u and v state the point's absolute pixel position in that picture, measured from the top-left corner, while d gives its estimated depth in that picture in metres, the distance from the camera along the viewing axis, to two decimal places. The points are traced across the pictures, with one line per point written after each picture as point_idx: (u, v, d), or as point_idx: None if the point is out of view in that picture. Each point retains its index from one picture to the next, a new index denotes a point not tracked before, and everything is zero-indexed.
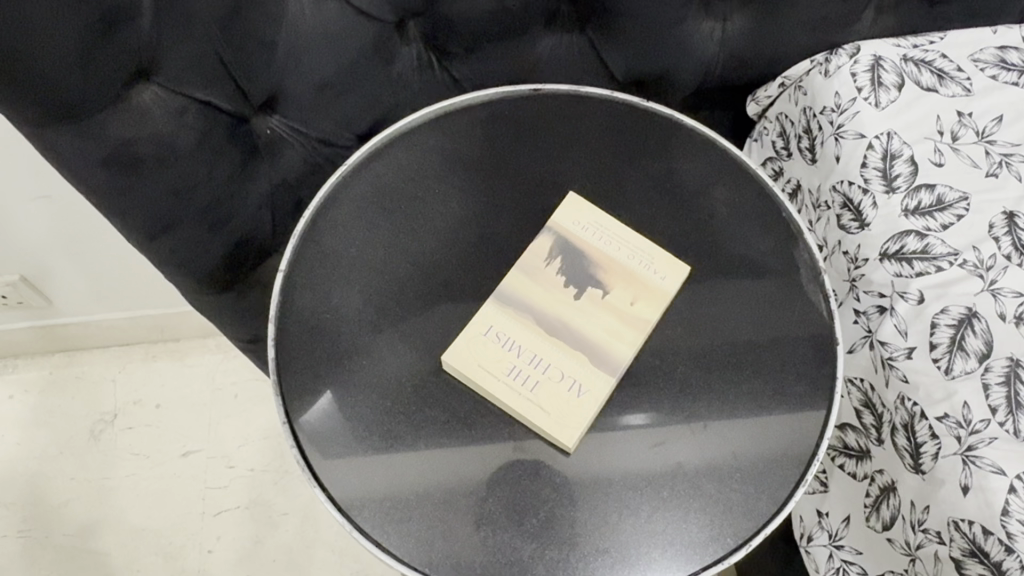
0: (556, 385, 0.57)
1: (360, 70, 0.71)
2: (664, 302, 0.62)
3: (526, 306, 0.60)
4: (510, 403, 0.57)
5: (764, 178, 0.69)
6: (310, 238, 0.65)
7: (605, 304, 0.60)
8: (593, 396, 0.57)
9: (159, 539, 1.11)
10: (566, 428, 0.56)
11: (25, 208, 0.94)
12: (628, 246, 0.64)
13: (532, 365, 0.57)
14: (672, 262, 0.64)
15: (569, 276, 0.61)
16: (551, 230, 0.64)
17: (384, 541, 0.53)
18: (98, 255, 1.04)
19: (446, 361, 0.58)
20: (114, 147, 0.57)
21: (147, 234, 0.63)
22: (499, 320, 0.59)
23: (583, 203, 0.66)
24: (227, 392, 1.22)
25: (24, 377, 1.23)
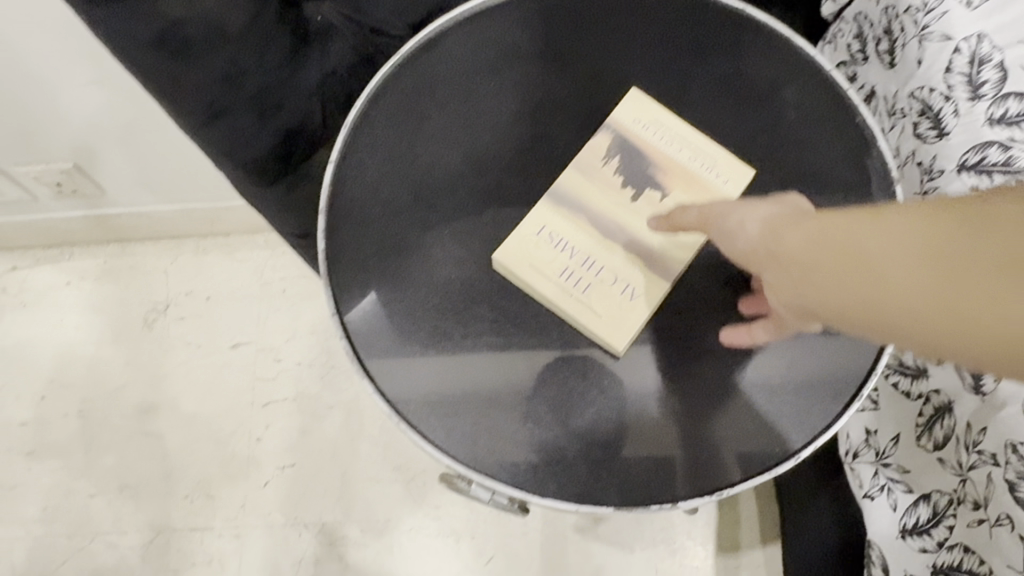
0: (608, 288, 0.56)
1: None
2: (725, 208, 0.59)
3: (581, 206, 0.59)
4: (561, 304, 0.56)
5: (840, 81, 0.65)
6: (362, 129, 0.63)
7: (662, 207, 0.59)
8: (647, 300, 0.56)
9: (210, 426, 1.15)
10: (617, 332, 0.55)
11: (76, 95, 0.93)
12: (692, 148, 0.61)
13: (585, 267, 0.56)
14: (737, 166, 0.61)
15: (627, 176, 0.60)
16: (609, 128, 0.62)
17: (431, 433, 0.54)
18: (150, 145, 1.04)
19: (496, 258, 0.57)
20: (163, 27, 0.54)
21: (196, 120, 0.61)
22: (552, 219, 0.58)
23: (645, 101, 0.63)
24: (275, 288, 1.23)
25: (81, 264, 1.26)
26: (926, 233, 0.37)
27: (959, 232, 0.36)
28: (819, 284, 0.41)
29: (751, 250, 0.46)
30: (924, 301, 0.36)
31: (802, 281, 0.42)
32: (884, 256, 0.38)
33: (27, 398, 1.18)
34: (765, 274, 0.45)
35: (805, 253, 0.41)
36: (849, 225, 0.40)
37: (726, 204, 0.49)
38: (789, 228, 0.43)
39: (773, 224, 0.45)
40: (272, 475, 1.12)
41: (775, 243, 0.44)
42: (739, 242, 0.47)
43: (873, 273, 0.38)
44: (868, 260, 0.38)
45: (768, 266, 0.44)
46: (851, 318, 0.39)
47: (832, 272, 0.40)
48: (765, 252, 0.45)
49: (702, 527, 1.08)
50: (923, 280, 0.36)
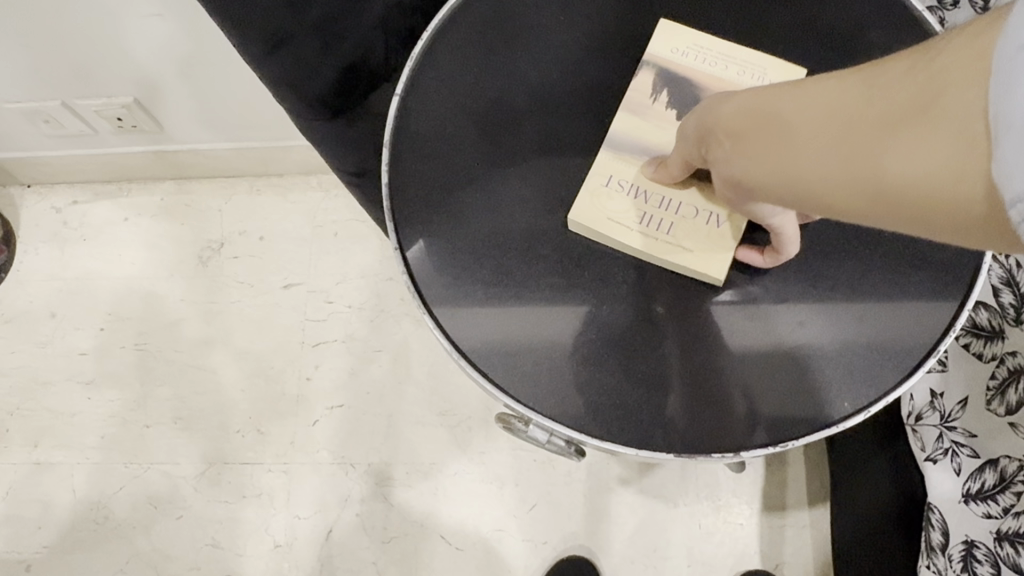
0: (692, 222, 0.54)
1: None
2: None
3: (643, 146, 0.56)
4: (646, 247, 0.55)
5: (931, 24, 0.61)
6: (428, 62, 0.62)
7: None
8: (733, 223, 0.54)
9: (261, 364, 1.17)
10: (714, 262, 0.54)
11: (139, 25, 0.93)
12: (737, 62, 0.58)
13: (662, 207, 0.55)
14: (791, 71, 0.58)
15: (681, 108, 0.57)
16: (650, 64, 0.59)
17: (491, 372, 0.53)
18: (210, 79, 1.04)
19: (572, 220, 0.56)
20: None
21: (260, 49, 0.59)
22: (616, 166, 0.56)
23: (678, 29, 0.60)
24: (327, 230, 1.23)
25: (139, 201, 1.27)
26: (818, 96, 0.35)
27: (852, 90, 0.33)
28: (739, 158, 0.39)
29: (697, 140, 0.45)
30: (817, 165, 0.34)
31: (729, 158, 0.41)
32: (784, 122, 0.36)
33: (86, 329, 1.21)
34: (709, 159, 0.44)
35: (730, 129, 0.40)
36: (764, 96, 0.38)
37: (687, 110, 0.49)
38: (721, 105, 0.42)
39: (711, 106, 0.43)
40: (321, 414, 1.14)
41: (709, 126, 0.43)
42: (688, 139, 0.47)
43: (775, 142, 0.36)
44: (770, 128, 0.37)
45: (708, 149, 0.43)
46: (767, 191, 0.38)
47: (747, 146, 0.38)
48: (703, 135, 0.44)
49: (748, 487, 1.07)
50: (812, 143, 0.34)
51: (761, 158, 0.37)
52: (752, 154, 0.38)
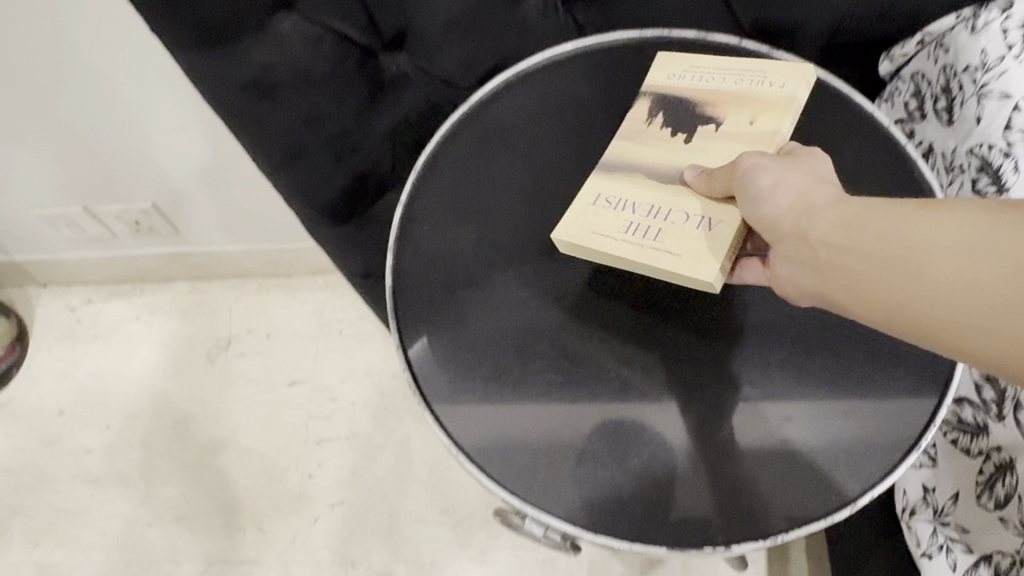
0: (682, 227, 0.55)
1: (487, 10, 0.67)
2: (791, 107, 0.58)
3: (630, 166, 0.60)
4: (631, 253, 0.55)
5: (898, 135, 0.66)
6: (430, 173, 0.67)
7: (722, 133, 0.59)
8: (726, 226, 0.53)
9: (265, 461, 1.18)
10: (703, 263, 0.52)
11: (168, 139, 1.00)
12: (734, 74, 0.62)
13: (650, 218, 0.56)
14: (792, 69, 0.60)
15: (675, 126, 0.61)
16: (648, 93, 0.64)
17: (487, 466, 0.56)
18: (231, 188, 1.10)
19: (560, 237, 0.57)
20: (255, 72, 0.57)
21: (276, 161, 0.64)
22: (601, 187, 0.59)
23: (672, 58, 0.65)
24: (332, 328, 1.27)
25: (152, 300, 1.32)
26: (966, 245, 0.42)
27: (1006, 251, 0.41)
28: (843, 277, 0.46)
29: (784, 236, 0.49)
30: (947, 305, 0.42)
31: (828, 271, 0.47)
32: (912, 264, 0.43)
33: (94, 426, 1.22)
34: (787, 254, 0.49)
35: (839, 248, 0.46)
36: (884, 224, 0.45)
37: (780, 170, 0.51)
38: (828, 218, 0.47)
39: (812, 210, 0.48)
40: (322, 512, 1.14)
41: (812, 234, 0.47)
42: (770, 220, 0.50)
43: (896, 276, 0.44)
44: (896, 263, 0.44)
45: (795, 251, 0.49)
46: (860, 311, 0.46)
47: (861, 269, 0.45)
48: (796, 236, 0.48)
49: None
50: (952, 292, 0.42)
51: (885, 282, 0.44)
52: (873, 273, 0.45)
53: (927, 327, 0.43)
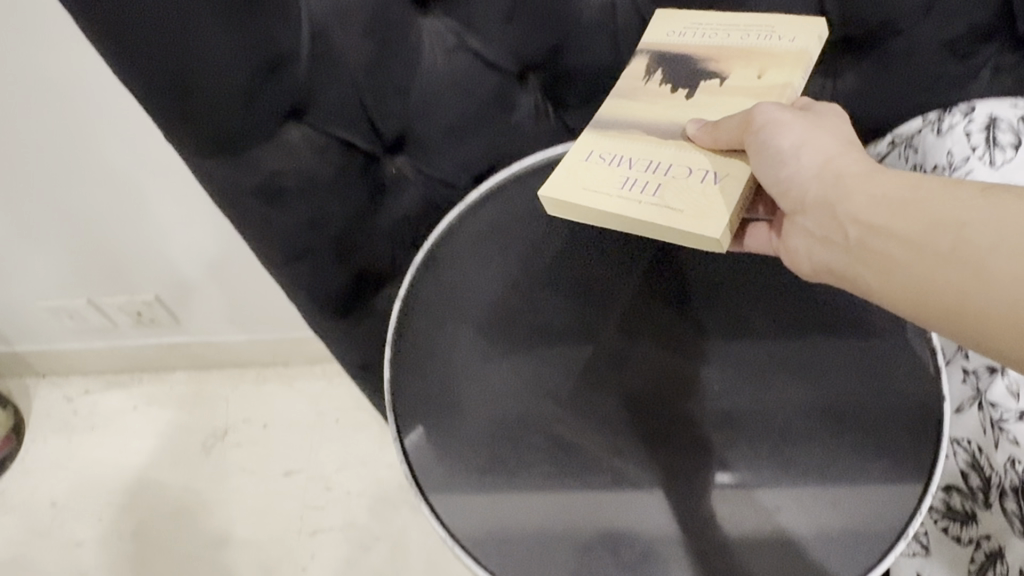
0: (682, 180, 0.54)
1: (482, 116, 0.69)
2: (802, 61, 0.57)
3: (627, 124, 0.60)
4: (628, 207, 0.54)
5: None
6: (429, 270, 0.68)
7: (726, 89, 0.59)
8: (730, 180, 0.54)
9: (258, 553, 1.16)
10: (705, 218, 0.52)
11: (180, 235, 1.05)
12: (741, 29, 0.61)
13: (648, 173, 0.56)
14: (803, 22, 0.59)
15: (677, 82, 0.61)
16: (649, 51, 0.63)
17: (483, 557, 0.57)
18: (239, 283, 1.13)
19: (549, 197, 0.57)
20: (264, 176, 0.61)
21: (281, 258, 0.67)
22: (597, 145, 0.59)
23: (673, 15, 0.63)
24: (329, 417, 1.28)
25: (150, 390, 1.33)
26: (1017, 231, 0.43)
27: None
28: (880, 257, 0.48)
29: (810, 203, 0.51)
30: (975, 287, 0.43)
31: (856, 245, 0.49)
32: (942, 241, 0.45)
33: (86, 519, 1.21)
34: (812, 223, 0.52)
35: (869, 221, 0.48)
36: (919, 201, 0.47)
37: (803, 131, 0.52)
38: (861, 190, 0.49)
39: (843, 178, 0.50)
40: None
41: (841, 206, 0.49)
42: (790, 178, 0.52)
43: (921, 251, 0.46)
44: (926, 240, 0.46)
45: (824, 220, 0.51)
46: (882, 284, 0.48)
47: (890, 244, 0.47)
48: (825, 205, 0.50)
49: None
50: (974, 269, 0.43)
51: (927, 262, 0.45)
52: (914, 251, 0.46)
53: (942, 302, 0.45)
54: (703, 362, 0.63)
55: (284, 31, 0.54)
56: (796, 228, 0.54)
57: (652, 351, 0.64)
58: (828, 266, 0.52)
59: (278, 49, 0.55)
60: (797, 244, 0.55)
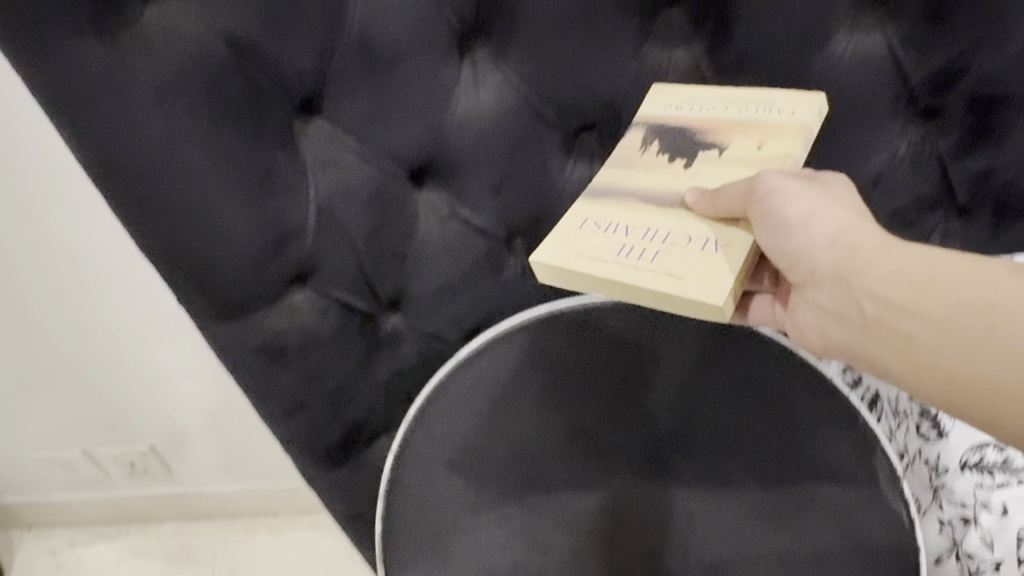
0: (682, 248, 0.52)
1: (472, 277, 0.73)
2: (803, 132, 0.55)
3: (621, 192, 0.58)
4: (626, 273, 0.51)
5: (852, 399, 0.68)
6: (420, 425, 0.69)
7: (725, 159, 0.57)
8: (731, 250, 0.52)
9: None
10: (709, 288, 0.49)
11: (184, 389, 1.08)
12: (739, 101, 0.59)
13: (646, 241, 0.53)
14: (803, 97, 0.57)
15: (672, 152, 0.59)
16: (644, 123, 0.61)
17: None
18: (238, 433, 1.17)
19: (544, 260, 0.54)
20: (267, 337, 0.65)
21: (279, 412, 0.70)
22: (591, 213, 0.57)
23: (669, 89, 0.62)
24: (318, 570, 1.26)
25: (136, 541, 1.31)
26: None
27: None
28: (902, 336, 0.46)
29: (821, 278, 0.50)
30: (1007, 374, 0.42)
31: (874, 324, 0.48)
32: (974, 324, 0.44)
33: None
34: (824, 298, 0.50)
35: (889, 299, 0.47)
36: (943, 278, 0.46)
37: (810, 201, 0.50)
38: (877, 267, 0.48)
39: (857, 253, 0.48)
40: None
41: (858, 283, 0.48)
42: (798, 251, 0.50)
43: (948, 334, 0.44)
44: (955, 323, 0.44)
45: (838, 294, 0.49)
46: (902, 365, 0.47)
47: (914, 325, 0.46)
48: (838, 280, 0.49)
49: None
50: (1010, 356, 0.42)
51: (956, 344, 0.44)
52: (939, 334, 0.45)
53: (974, 392, 0.43)
54: (672, 516, 0.64)
55: (293, 207, 0.59)
56: (807, 302, 0.52)
57: (635, 511, 0.64)
58: (840, 342, 0.51)
59: (287, 225, 0.59)
60: (807, 318, 0.53)
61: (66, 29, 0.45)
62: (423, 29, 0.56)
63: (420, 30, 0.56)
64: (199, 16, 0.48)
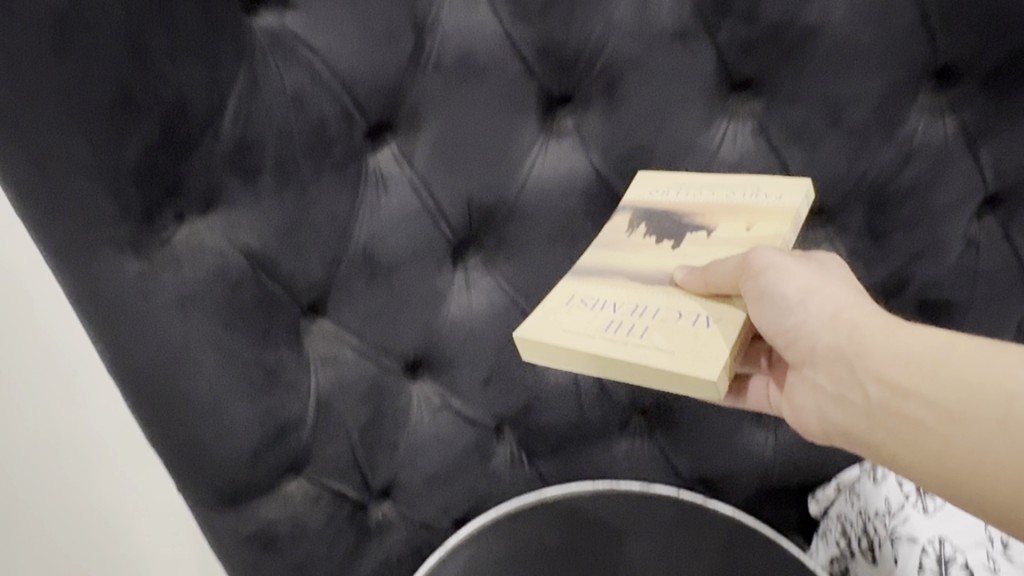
0: (671, 325, 0.51)
1: (462, 466, 0.75)
2: (791, 216, 0.55)
3: (611, 273, 0.58)
4: (611, 348, 0.51)
5: None
6: None
7: (713, 241, 0.57)
8: (724, 324, 0.50)
9: None
10: (699, 362, 0.47)
11: None
12: (726, 188, 0.60)
13: (636, 317, 0.53)
14: (790, 183, 0.58)
15: (660, 234, 0.59)
16: (631, 208, 0.61)
17: None
18: None
19: (527, 337, 0.53)
20: (259, 526, 0.66)
21: None
22: (580, 290, 0.57)
23: (657, 174, 0.63)
24: None
25: None
26: None
27: None
28: (914, 426, 0.40)
29: (820, 356, 0.45)
30: None
31: (877, 407, 0.42)
32: (992, 414, 0.37)
33: None
34: (824, 379, 0.45)
35: (891, 380, 0.41)
36: (951, 360, 0.39)
37: (809, 278, 0.47)
38: (883, 345, 0.42)
39: (857, 330, 0.44)
40: None
41: (860, 360, 0.43)
42: (796, 327, 0.46)
43: (953, 419, 0.38)
44: (972, 412, 0.38)
45: (839, 374, 0.44)
46: (907, 455, 0.41)
47: (924, 412, 0.40)
48: (837, 357, 0.44)
49: None
50: (1016, 445, 0.35)
51: (971, 436, 0.37)
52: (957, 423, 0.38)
53: (1003, 495, 0.36)
54: None
55: (293, 403, 0.62)
56: (807, 384, 0.48)
57: None
58: (842, 428, 0.46)
59: (286, 419, 0.62)
60: (807, 401, 0.49)
61: (107, 249, 0.50)
62: (423, 243, 0.63)
63: (420, 243, 0.63)
64: (227, 234, 0.55)
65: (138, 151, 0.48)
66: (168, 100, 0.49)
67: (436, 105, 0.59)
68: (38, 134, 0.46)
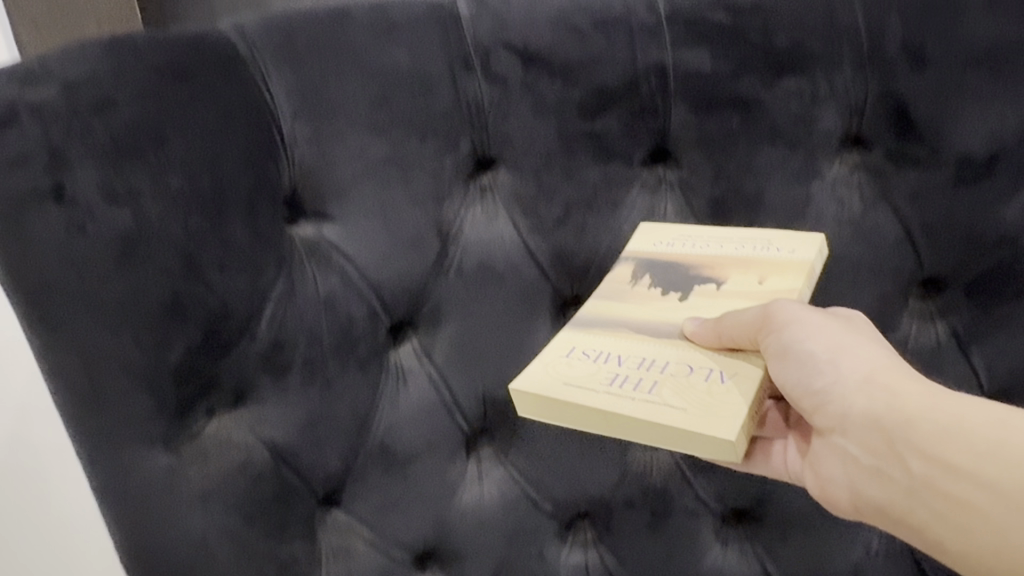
0: (679, 379, 0.52)
1: None
2: (804, 269, 0.56)
3: (613, 324, 0.58)
4: (623, 404, 0.50)
5: None
6: None
7: (723, 293, 0.57)
8: (737, 381, 0.51)
9: None
10: (716, 420, 0.48)
11: None
12: (732, 240, 0.60)
13: (642, 372, 0.53)
14: (799, 237, 0.59)
15: (665, 285, 0.59)
16: (633, 258, 0.61)
17: None
18: None
19: (528, 391, 0.53)
20: None
21: None
22: (581, 342, 0.57)
23: (659, 225, 0.62)
24: None
25: None
26: None
27: None
28: (961, 506, 0.42)
29: (853, 424, 0.47)
30: None
31: (919, 483, 0.44)
32: None
33: None
34: (858, 447, 0.47)
35: (934, 456, 0.44)
36: (994, 441, 0.42)
37: (836, 339, 0.49)
38: (921, 417, 0.45)
39: (893, 397, 0.46)
40: None
41: (900, 432, 0.45)
42: (826, 391, 0.48)
43: (1001, 499, 0.41)
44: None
45: (874, 445, 0.47)
46: (953, 531, 0.43)
47: (973, 493, 0.42)
48: (873, 425, 0.46)
49: None
50: None
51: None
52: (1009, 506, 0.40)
53: None
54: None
55: None
56: (836, 451, 0.50)
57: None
58: (878, 501, 0.47)
59: None
60: (835, 473, 0.50)
61: (140, 444, 0.52)
62: (438, 436, 0.65)
63: (436, 436, 0.65)
64: (251, 427, 0.57)
65: (180, 353, 0.52)
66: (210, 306, 0.52)
67: (458, 308, 0.63)
68: (94, 339, 0.49)
